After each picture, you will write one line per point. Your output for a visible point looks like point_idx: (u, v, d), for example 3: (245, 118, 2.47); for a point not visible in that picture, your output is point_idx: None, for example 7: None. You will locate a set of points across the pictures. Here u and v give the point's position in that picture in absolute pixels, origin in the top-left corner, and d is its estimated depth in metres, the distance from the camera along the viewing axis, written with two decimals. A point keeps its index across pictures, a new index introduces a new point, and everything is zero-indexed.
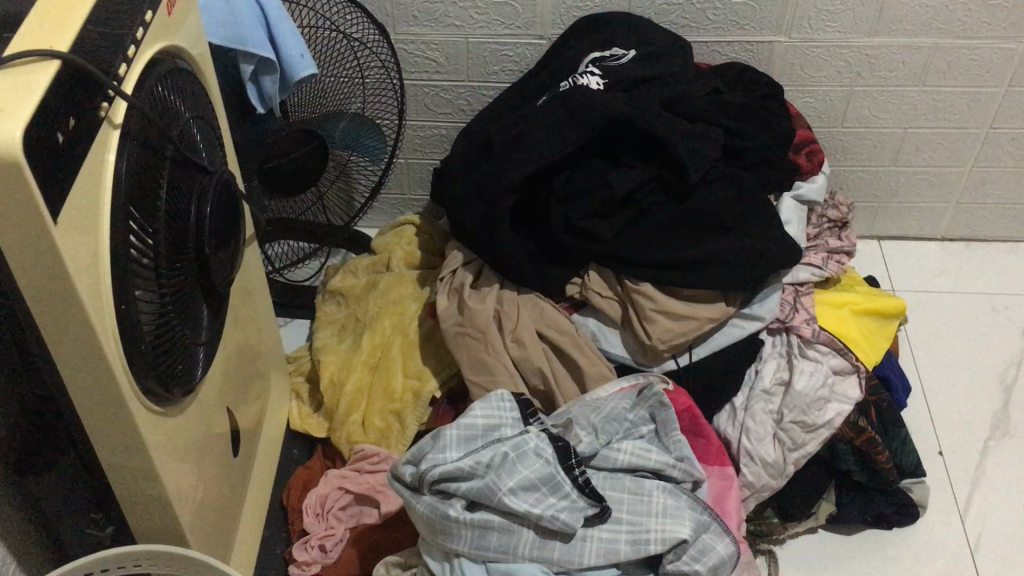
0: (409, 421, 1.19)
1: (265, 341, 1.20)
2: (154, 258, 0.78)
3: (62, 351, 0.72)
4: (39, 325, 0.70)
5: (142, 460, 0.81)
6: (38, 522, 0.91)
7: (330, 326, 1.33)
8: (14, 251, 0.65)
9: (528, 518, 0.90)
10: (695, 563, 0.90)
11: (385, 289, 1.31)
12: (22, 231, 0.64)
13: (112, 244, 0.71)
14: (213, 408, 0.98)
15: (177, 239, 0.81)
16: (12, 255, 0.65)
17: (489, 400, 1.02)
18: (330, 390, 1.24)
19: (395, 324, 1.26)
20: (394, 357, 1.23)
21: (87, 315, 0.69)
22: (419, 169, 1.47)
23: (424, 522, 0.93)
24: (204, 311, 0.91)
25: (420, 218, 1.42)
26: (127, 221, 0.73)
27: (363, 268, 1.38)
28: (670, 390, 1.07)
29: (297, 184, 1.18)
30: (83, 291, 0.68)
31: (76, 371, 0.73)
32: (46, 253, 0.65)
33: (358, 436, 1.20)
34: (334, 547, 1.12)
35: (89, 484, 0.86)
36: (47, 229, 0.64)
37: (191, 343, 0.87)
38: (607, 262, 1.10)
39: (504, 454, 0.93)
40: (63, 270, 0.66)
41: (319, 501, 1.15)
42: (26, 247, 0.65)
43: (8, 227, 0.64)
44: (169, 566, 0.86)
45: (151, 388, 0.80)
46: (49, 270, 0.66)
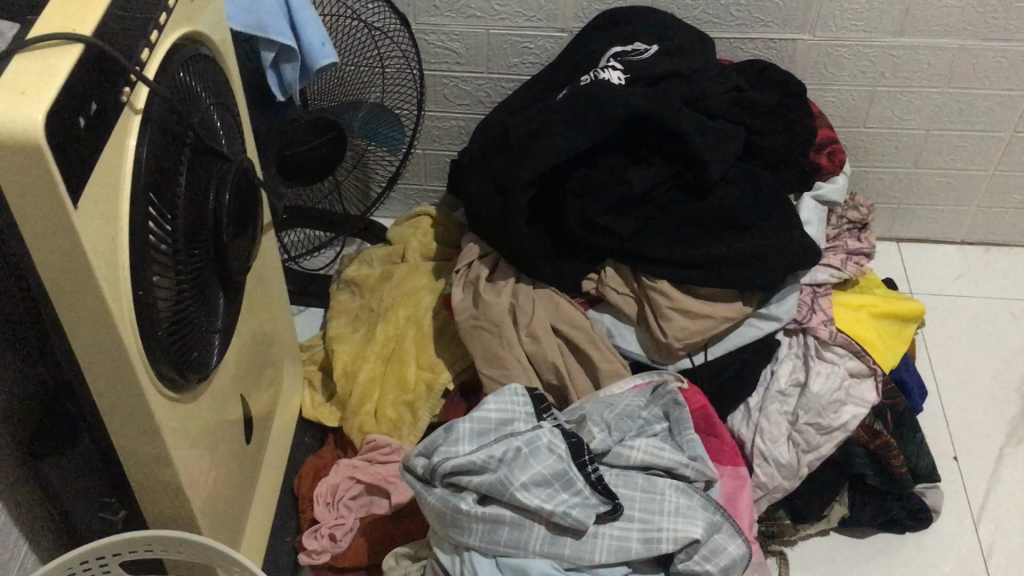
0: (422, 413, 1.19)
1: (279, 329, 1.20)
2: (172, 245, 0.78)
3: (79, 334, 0.72)
4: (57, 308, 0.70)
5: (156, 445, 0.81)
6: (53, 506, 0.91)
7: (344, 316, 1.33)
8: (33, 236, 0.65)
9: (540, 513, 0.90)
10: (706, 563, 0.89)
11: (400, 280, 1.31)
12: (42, 215, 0.64)
13: (131, 230, 0.71)
14: (226, 395, 0.98)
15: (196, 226, 0.81)
16: (31, 241, 0.65)
17: (503, 394, 1.02)
18: (343, 380, 1.24)
19: (410, 315, 1.26)
20: (408, 348, 1.22)
21: (105, 301, 0.69)
22: (437, 160, 1.46)
23: (435, 514, 0.93)
24: (220, 298, 0.91)
25: (436, 209, 1.42)
26: (146, 207, 0.73)
27: (378, 258, 1.38)
28: (684, 389, 1.07)
29: (314, 173, 1.17)
30: (101, 275, 0.68)
31: (92, 354, 0.73)
32: (65, 236, 0.65)
33: (370, 427, 1.19)
34: (343, 537, 1.12)
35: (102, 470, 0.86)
36: (67, 214, 0.63)
37: (206, 330, 0.87)
38: (624, 257, 1.10)
39: (517, 449, 0.93)
40: (82, 254, 0.66)
41: (330, 490, 1.15)
42: (45, 230, 0.65)
43: (27, 213, 0.64)
44: (180, 552, 0.86)
45: (166, 374, 0.80)
46: (68, 254, 0.66)
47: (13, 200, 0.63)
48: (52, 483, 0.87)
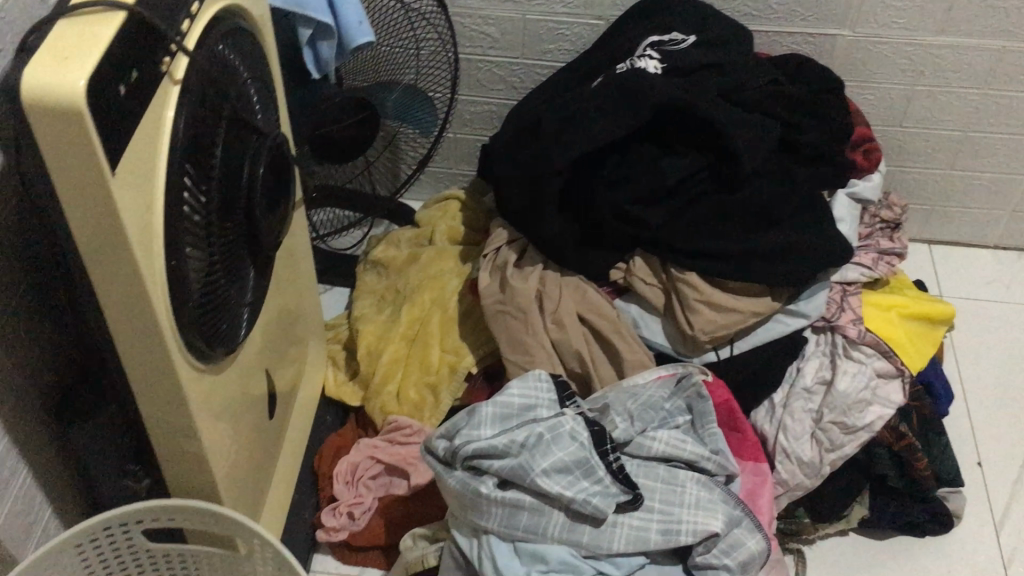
0: (444, 395, 1.19)
1: (304, 307, 1.20)
2: (206, 216, 0.78)
3: (111, 302, 0.72)
4: (91, 275, 0.71)
5: (182, 415, 0.82)
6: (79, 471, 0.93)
7: (370, 296, 1.33)
8: (70, 203, 0.66)
9: (560, 500, 0.90)
10: (726, 558, 0.89)
11: (426, 262, 1.31)
12: (80, 181, 0.64)
13: (166, 200, 0.72)
14: (252, 369, 0.98)
15: (229, 199, 0.81)
16: (67, 207, 0.66)
17: (526, 380, 1.02)
18: (366, 359, 1.24)
19: (435, 298, 1.26)
20: (432, 330, 1.22)
21: (139, 269, 0.69)
22: (468, 144, 1.46)
23: (455, 497, 0.94)
24: (250, 273, 0.91)
25: (465, 194, 1.42)
26: (181, 177, 0.74)
27: (406, 240, 1.38)
28: (708, 382, 1.06)
29: (346, 152, 1.17)
30: (135, 243, 0.68)
31: (123, 323, 0.74)
32: (102, 203, 0.65)
33: (391, 408, 1.19)
34: (361, 516, 1.13)
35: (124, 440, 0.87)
36: (104, 180, 0.64)
37: (235, 304, 0.87)
38: (653, 248, 1.09)
39: (538, 435, 0.92)
40: (117, 221, 0.66)
41: (350, 468, 1.15)
42: (82, 196, 0.65)
43: (65, 180, 0.64)
44: (201, 522, 0.87)
45: (195, 345, 0.80)
46: (104, 221, 0.66)
47: (51, 165, 0.63)
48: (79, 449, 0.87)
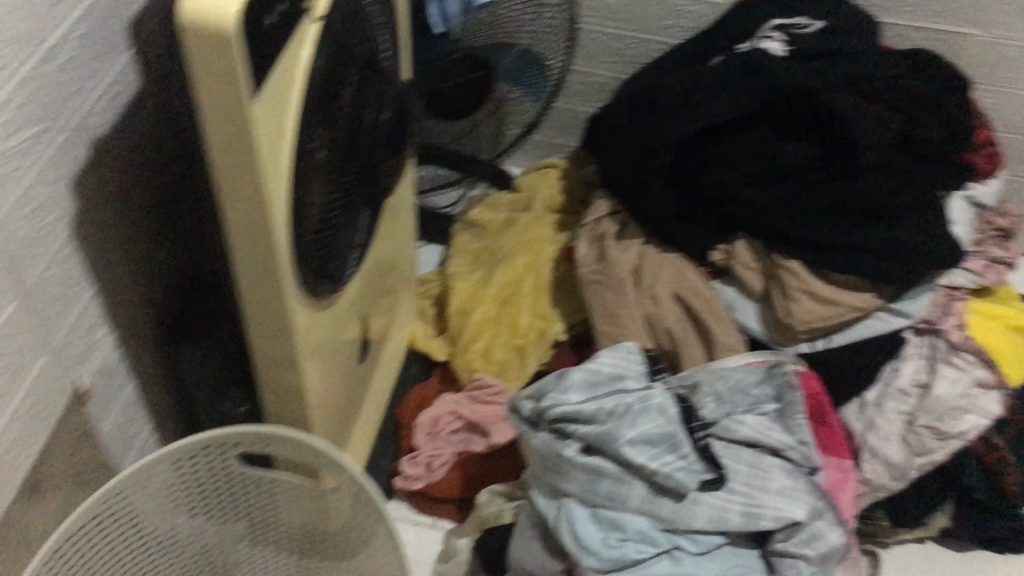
0: (530, 357, 1.20)
1: (400, 259, 1.22)
2: (329, 155, 0.80)
3: (235, 229, 0.74)
4: (220, 201, 0.73)
5: (286, 347, 0.84)
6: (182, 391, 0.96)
7: (464, 256, 1.34)
8: (214, 135, 0.68)
9: (643, 471, 0.90)
10: (804, 547, 0.89)
11: (523, 227, 1.32)
12: (221, 107, 0.66)
13: (296, 134, 0.73)
14: (350, 311, 1.01)
15: (351, 141, 0.83)
16: (213, 140, 0.68)
17: (617, 350, 1.02)
18: (457, 316, 1.25)
19: (529, 263, 1.27)
20: (524, 294, 1.24)
21: (266, 198, 0.71)
22: (574, 115, 1.46)
23: (539, 456, 0.95)
24: (360, 217, 0.93)
25: (564, 163, 1.42)
26: (311, 114, 0.75)
27: (504, 204, 1.40)
28: (799, 372, 1.04)
29: (465, 107, 1.22)
30: (266, 172, 0.70)
31: (244, 251, 0.76)
32: (239, 130, 0.67)
33: (477, 365, 1.21)
34: (439, 468, 1.15)
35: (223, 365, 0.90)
36: (244, 108, 0.66)
37: (346, 245, 0.89)
38: (758, 232, 1.08)
39: (627, 405, 0.93)
40: (251, 149, 0.68)
41: (432, 421, 1.17)
42: (221, 122, 0.67)
43: (211, 112, 0.66)
44: (292, 451, 0.90)
45: (306, 280, 0.82)
46: (238, 148, 0.68)
47: (197, 89, 0.66)
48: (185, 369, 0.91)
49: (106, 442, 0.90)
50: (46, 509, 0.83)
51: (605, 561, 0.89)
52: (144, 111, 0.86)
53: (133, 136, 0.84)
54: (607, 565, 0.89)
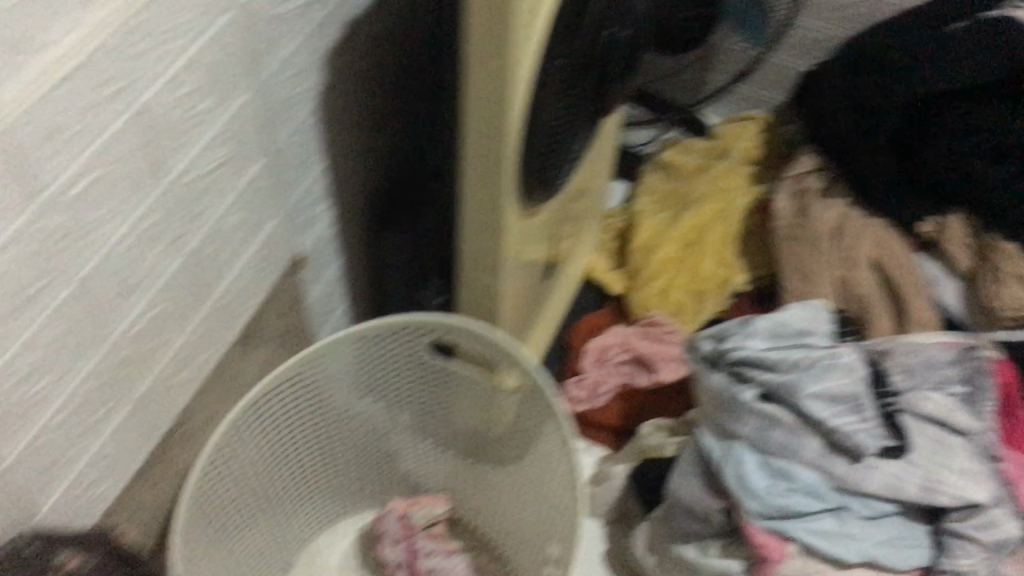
0: (708, 303, 1.20)
1: (592, 186, 1.23)
2: (566, 65, 0.81)
3: (473, 127, 0.76)
4: (465, 97, 0.75)
5: (494, 249, 0.87)
6: (381, 274, 1.02)
7: (652, 195, 1.34)
8: (479, 27, 0.69)
9: (821, 426, 0.89)
10: (980, 530, 0.86)
11: (717, 174, 1.30)
12: (488, 6, 0.67)
13: (547, 40, 0.74)
14: (547, 225, 1.03)
15: (588, 55, 0.84)
16: (476, 30, 0.69)
17: (806, 307, 1.00)
18: (639, 253, 1.26)
19: (720, 210, 1.25)
20: (710, 241, 1.22)
21: (510, 102, 0.72)
22: (785, 70, 1.42)
23: (714, 396, 0.96)
24: (578, 134, 0.94)
25: (766, 117, 1.37)
26: (560, 23, 0.76)
27: (699, 149, 1.37)
28: (997, 361, 0.97)
29: (683, 45, 1.19)
30: (516, 77, 0.71)
31: (476, 149, 0.78)
32: (499, 30, 0.68)
33: (653, 303, 1.21)
34: (602, 394, 1.18)
35: (422, 249, 0.95)
36: (508, 9, 0.66)
37: (562, 159, 0.91)
38: (977, 208, 1.04)
39: (813, 358, 0.92)
40: (507, 51, 0.69)
41: (601, 349, 1.20)
42: (485, 20, 0.68)
43: (481, 5, 0.67)
44: (476, 344, 0.93)
45: (523, 186, 0.84)
46: (495, 49, 0.69)
47: None
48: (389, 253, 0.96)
49: (309, 310, 0.97)
50: (255, 358, 0.89)
51: (769, 507, 0.88)
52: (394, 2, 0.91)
53: (380, 23, 0.89)
54: (770, 512, 0.89)
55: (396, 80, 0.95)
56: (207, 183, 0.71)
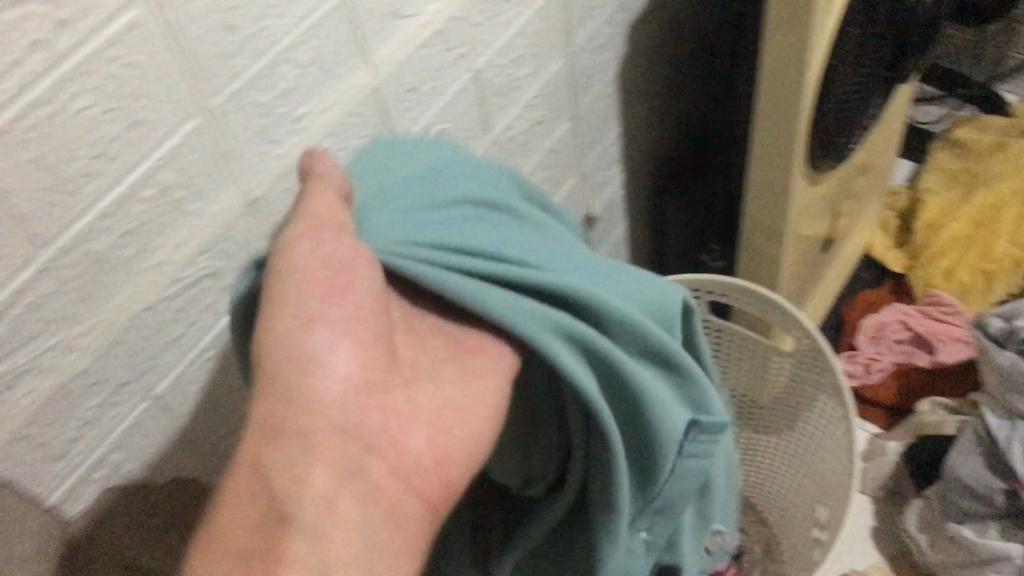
0: (999, 284, 1.16)
1: (877, 161, 1.22)
2: (864, 38, 0.83)
3: (765, 104, 0.81)
4: (761, 78, 0.80)
5: (779, 214, 0.91)
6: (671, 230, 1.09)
7: (941, 174, 1.31)
8: (778, 5, 0.73)
9: None
10: None
11: (1015, 152, 1.24)
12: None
13: (843, 17, 0.78)
14: (824, 196, 1.05)
15: (890, 20, 0.86)
16: (774, 12, 0.74)
17: None
18: (923, 232, 1.24)
19: (1015, 189, 1.21)
20: (1005, 222, 1.17)
21: (806, 71, 0.76)
22: None
23: (998, 374, 0.94)
24: (872, 107, 0.96)
25: None
26: (857, 9, 0.79)
27: (996, 128, 1.32)
28: None
29: (990, 15, 1.17)
30: (812, 57, 0.76)
31: (769, 123, 0.83)
32: (803, 22, 0.73)
33: (937, 282, 1.19)
34: (876, 372, 1.16)
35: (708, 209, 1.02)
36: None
37: (853, 128, 0.93)
38: None
39: None
40: (806, 30, 0.73)
41: (877, 326, 1.18)
42: (788, 9, 0.73)
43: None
44: (750, 305, 0.95)
45: (813, 153, 0.88)
46: (797, 34, 0.74)
47: None
48: (681, 208, 1.05)
49: None
50: None
51: None
52: None
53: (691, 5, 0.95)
54: None
55: (709, 37, 1.02)
56: (527, 136, 0.79)
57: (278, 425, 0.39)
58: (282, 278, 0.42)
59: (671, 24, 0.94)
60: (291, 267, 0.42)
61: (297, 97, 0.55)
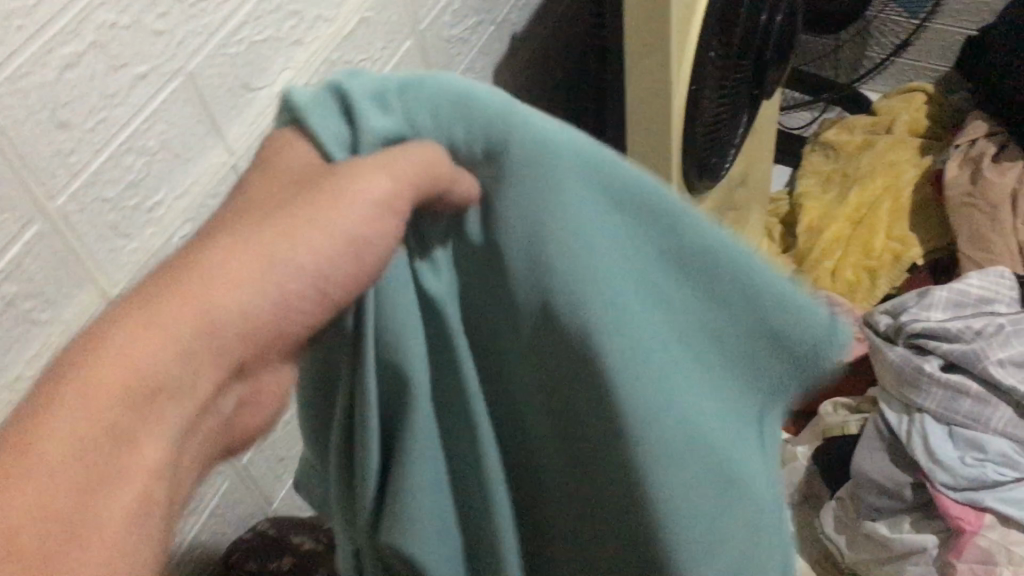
0: (881, 280, 1.18)
1: (756, 172, 1.25)
2: (724, 59, 0.85)
3: (637, 128, 0.83)
4: (629, 105, 0.82)
5: None
6: None
7: (816, 176, 1.34)
8: (633, 38, 0.74)
9: (1010, 394, 0.88)
10: None
11: (883, 149, 1.29)
12: (651, 31, 0.73)
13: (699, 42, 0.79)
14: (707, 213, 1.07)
15: (748, 39, 0.87)
16: (631, 44, 0.75)
17: (988, 274, 0.99)
18: (806, 236, 1.27)
19: (889, 185, 1.25)
20: (881, 218, 1.22)
21: (671, 97, 0.78)
22: (948, 39, 1.38)
23: (893, 370, 0.96)
24: (741, 122, 0.97)
25: (933, 88, 1.37)
26: (713, 32, 0.80)
27: (861, 127, 1.37)
28: None
29: (843, 25, 1.21)
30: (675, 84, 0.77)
31: (643, 144, 0.85)
32: (660, 52, 0.74)
33: (824, 284, 1.20)
34: None
35: None
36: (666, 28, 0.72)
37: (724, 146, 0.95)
38: None
39: (1000, 327, 0.91)
40: (664, 60, 0.75)
41: None
42: (644, 42, 0.74)
43: (636, 28, 0.73)
44: None
45: (691, 171, 0.90)
46: (656, 64, 0.76)
47: (630, 27, 0.73)
48: None
49: None
50: None
51: (960, 478, 0.87)
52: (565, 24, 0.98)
53: (553, 41, 0.96)
54: (961, 484, 0.87)
55: (575, 71, 1.03)
56: None
57: (219, 322, 0.29)
58: (350, 193, 0.32)
59: (536, 62, 0.94)
60: (352, 193, 0.32)
61: (148, 186, 0.53)
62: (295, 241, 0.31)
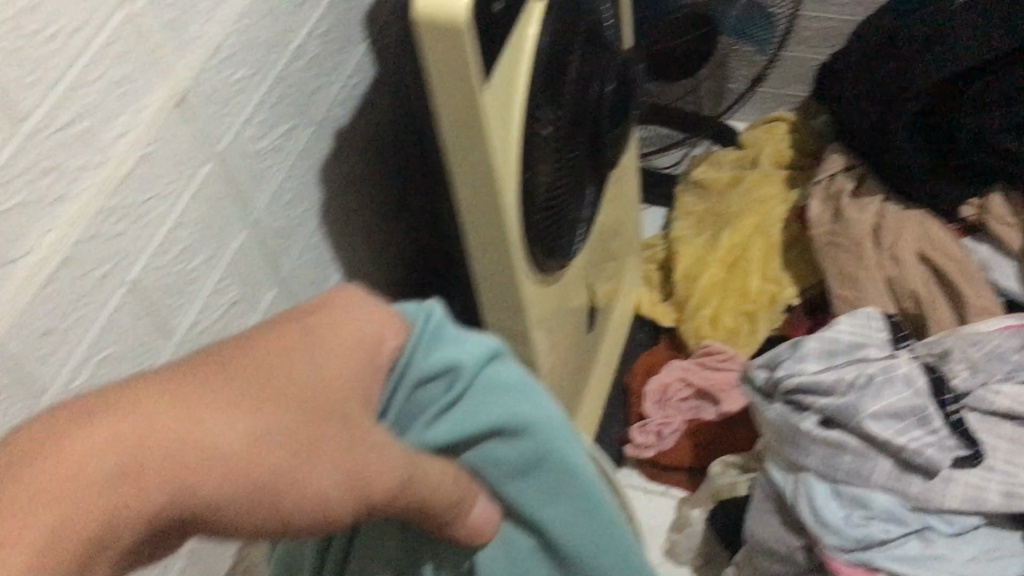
0: (761, 324, 1.17)
1: (625, 224, 1.22)
2: (556, 136, 0.80)
3: (471, 228, 0.77)
4: (459, 203, 0.75)
5: (520, 324, 0.87)
6: None
7: (689, 218, 1.32)
8: (448, 126, 0.68)
9: (888, 448, 0.85)
10: None
11: (751, 185, 1.27)
12: (464, 116, 0.67)
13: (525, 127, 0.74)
14: (574, 282, 1.02)
15: (582, 110, 0.83)
16: (448, 137, 0.69)
17: (857, 317, 0.97)
18: (683, 283, 1.24)
19: (759, 223, 1.23)
20: (753, 259, 1.20)
21: (498, 187, 0.72)
22: (803, 65, 1.38)
23: (774, 430, 0.93)
24: (590, 190, 0.93)
25: (794, 116, 1.36)
26: (539, 114, 0.76)
27: (729, 162, 1.35)
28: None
29: (694, 66, 1.18)
30: (501, 172, 0.71)
31: (483, 245, 0.78)
32: (477, 139, 0.68)
33: (706, 331, 1.19)
34: (669, 436, 1.14)
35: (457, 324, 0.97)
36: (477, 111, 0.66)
37: (573, 220, 0.90)
38: (1013, 183, 0.99)
39: (869, 376, 0.88)
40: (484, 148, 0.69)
41: (661, 388, 1.17)
42: (459, 130, 0.68)
43: (449, 116, 0.67)
44: None
45: (537, 257, 0.84)
46: (476, 152, 0.69)
47: (443, 114, 0.67)
48: None
49: None
50: None
51: (848, 541, 0.84)
52: (396, 105, 0.93)
53: (385, 126, 0.91)
54: (848, 545, 0.85)
55: (412, 151, 0.98)
56: (223, 322, 0.71)
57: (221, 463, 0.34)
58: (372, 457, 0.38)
59: (368, 152, 0.89)
60: (372, 460, 0.38)
61: None
62: (275, 493, 0.35)
